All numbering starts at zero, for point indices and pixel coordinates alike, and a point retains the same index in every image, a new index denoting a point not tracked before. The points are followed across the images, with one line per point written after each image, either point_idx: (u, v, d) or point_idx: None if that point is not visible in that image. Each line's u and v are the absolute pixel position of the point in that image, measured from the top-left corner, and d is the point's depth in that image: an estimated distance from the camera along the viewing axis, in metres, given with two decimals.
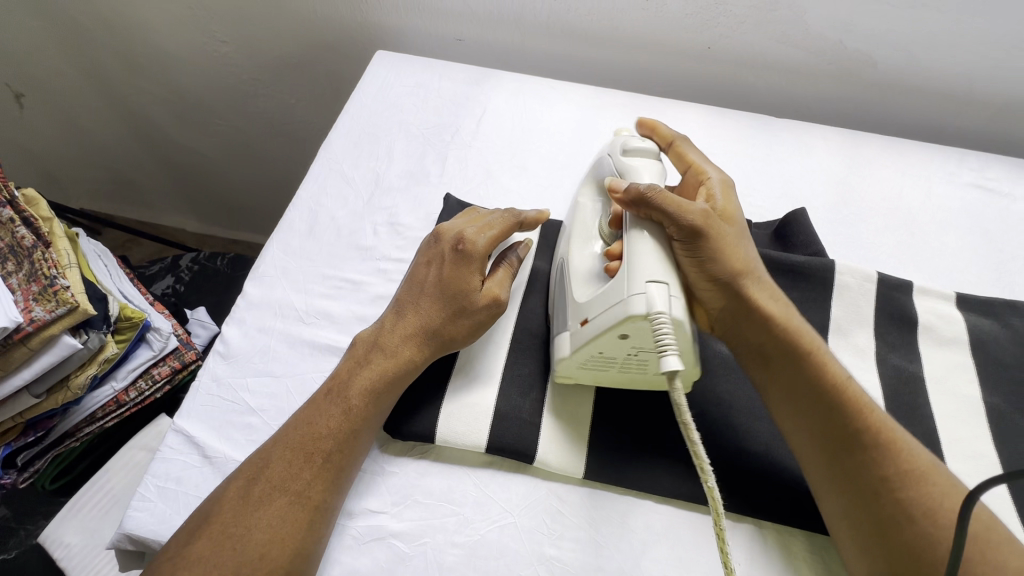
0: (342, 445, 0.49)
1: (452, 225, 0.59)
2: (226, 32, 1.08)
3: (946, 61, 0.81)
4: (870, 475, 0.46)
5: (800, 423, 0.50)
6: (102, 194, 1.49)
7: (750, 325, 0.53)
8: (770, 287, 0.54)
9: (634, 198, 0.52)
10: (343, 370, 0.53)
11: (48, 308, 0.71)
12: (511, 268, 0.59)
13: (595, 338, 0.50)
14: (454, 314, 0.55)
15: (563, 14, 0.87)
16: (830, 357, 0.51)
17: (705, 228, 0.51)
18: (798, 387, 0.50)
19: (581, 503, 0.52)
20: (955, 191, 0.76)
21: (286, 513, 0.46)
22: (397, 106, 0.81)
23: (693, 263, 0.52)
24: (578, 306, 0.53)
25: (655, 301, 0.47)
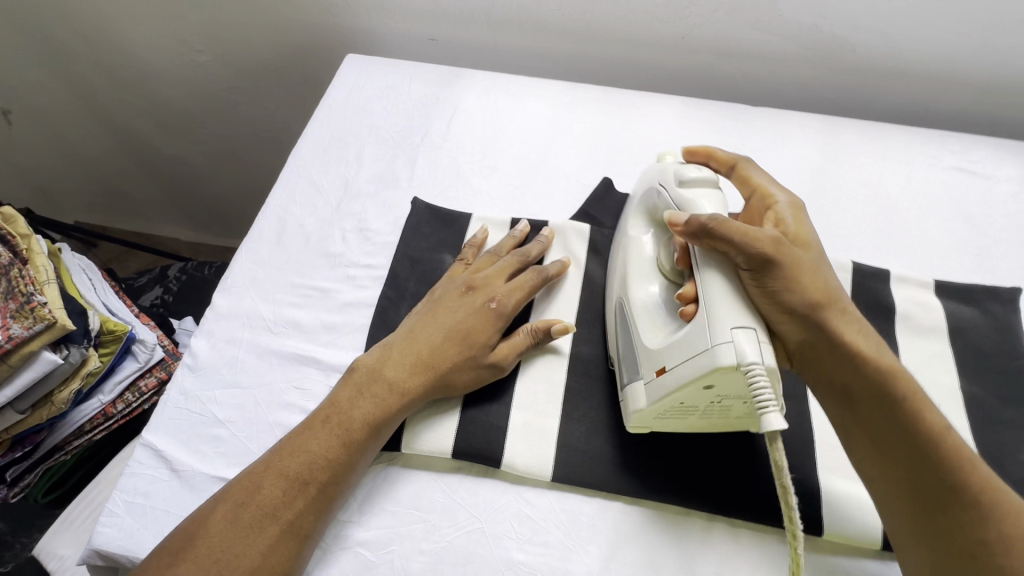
0: (337, 477, 0.49)
1: (481, 278, 0.59)
2: (201, 41, 1.08)
3: (926, 41, 0.79)
4: (967, 537, 0.41)
5: (885, 472, 0.45)
6: (92, 208, 1.50)
7: (835, 360, 0.48)
8: (852, 318, 0.49)
9: (701, 231, 0.48)
10: (342, 397, 0.52)
11: (26, 324, 0.72)
12: (533, 334, 0.57)
13: (672, 387, 0.46)
14: (462, 363, 0.54)
15: (533, 9, 0.86)
16: (930, 405, 0.46)
17: (776, 256, 0.47)
18: (890, 436, 0.45)
19: (550, 507, 0.52)
20: (936, 175, 0.75)
21: (277, 543, 0.45)
22: (367, 110, 0.81)
23: (767, 295, 0.47)
24: (653, 355, 0.49)
25: (745, 351, 0.43)
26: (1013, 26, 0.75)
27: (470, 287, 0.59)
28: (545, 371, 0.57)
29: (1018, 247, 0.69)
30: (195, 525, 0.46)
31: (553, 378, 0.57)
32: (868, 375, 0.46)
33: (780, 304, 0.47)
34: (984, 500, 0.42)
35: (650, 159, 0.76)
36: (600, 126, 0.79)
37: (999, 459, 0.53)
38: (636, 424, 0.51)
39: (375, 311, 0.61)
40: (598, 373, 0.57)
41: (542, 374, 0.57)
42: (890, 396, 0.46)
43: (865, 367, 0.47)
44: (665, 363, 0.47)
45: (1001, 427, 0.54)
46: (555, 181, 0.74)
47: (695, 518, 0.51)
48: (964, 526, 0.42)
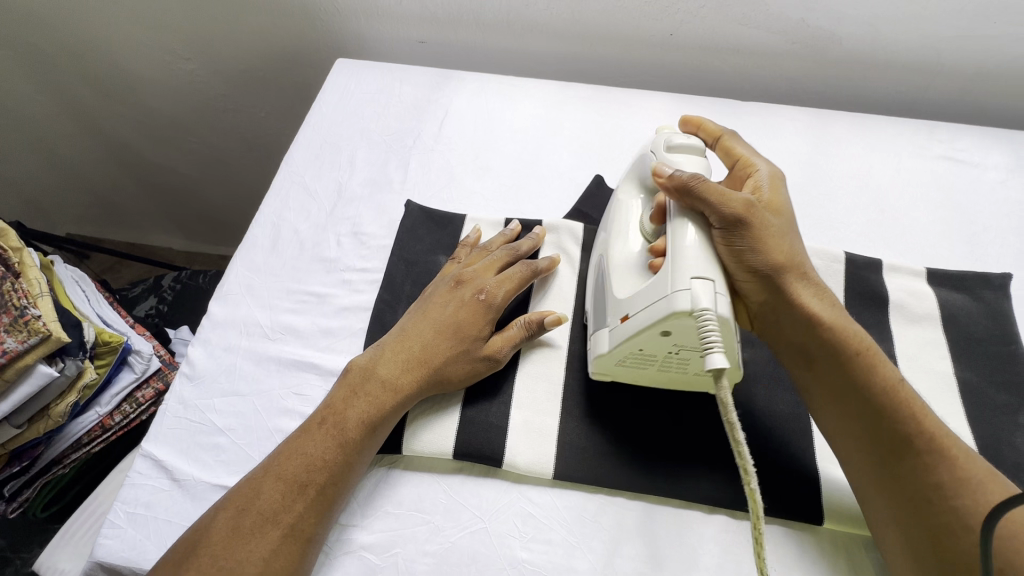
0: (336, 477, 0.49)
1: (470, 271, 0.59)
2: (188, 48, 1.07)
3: (911, 33, 0.79)
4: (922, 484, 0.44)
5: (847, 426, 0.48)
6: (84, 220, 1.48)
7: (791, 323, 0.50)
8: (812, 283, 0.51)
9: (676, 186, 0.49)
10: (336, 399, 0.53)
11: (20, 338, 0.72)
12: (526, 326, 0.57)
13: (637, 337, 0.48)
14: (456, 356, 0.54)
15: (522, 9, 0.86)
16: (880, 358, 0.48)
17: (747, 216, 0.48)
18: (845, 390, 0.48)
19: (553, 505, 0.52)
20: (924, 164, 0.75)
21: (278, 547, 0.45)
22: (358, 113, 0.81)
23: (735, 255, 0.48)
24: (618, 303, 0.51)
25: (700, 298, 0.43)
26: (995, 15, 0.76)
27: (459, 281, 0.59)
28: (543, 370, 0.57)
29: (1007, 233, 0.69)
30: (199, 532, 0.46)
31: (551, 376, 0.57)
32: (834, 334, 0.49)
33: (744, 267, 0.49)
34: (938, 444, 0.44)
35: None
36: (592, 124, 0.80)
37: (995, 443, 0.53)
38: (603, 369, 0.53)
39: (372, 316, 0.61)
40: None
41: (541, 372, 0.57)
42: (847, 350, 0.48)
43: (826, 329, 0.49)
44: (630, 311, 0.49)
45: (996, 411, 0.55)
46: (548, 180, 0.74)
47: (697, 510, 0.52)
48: (921, 471, 0.44)
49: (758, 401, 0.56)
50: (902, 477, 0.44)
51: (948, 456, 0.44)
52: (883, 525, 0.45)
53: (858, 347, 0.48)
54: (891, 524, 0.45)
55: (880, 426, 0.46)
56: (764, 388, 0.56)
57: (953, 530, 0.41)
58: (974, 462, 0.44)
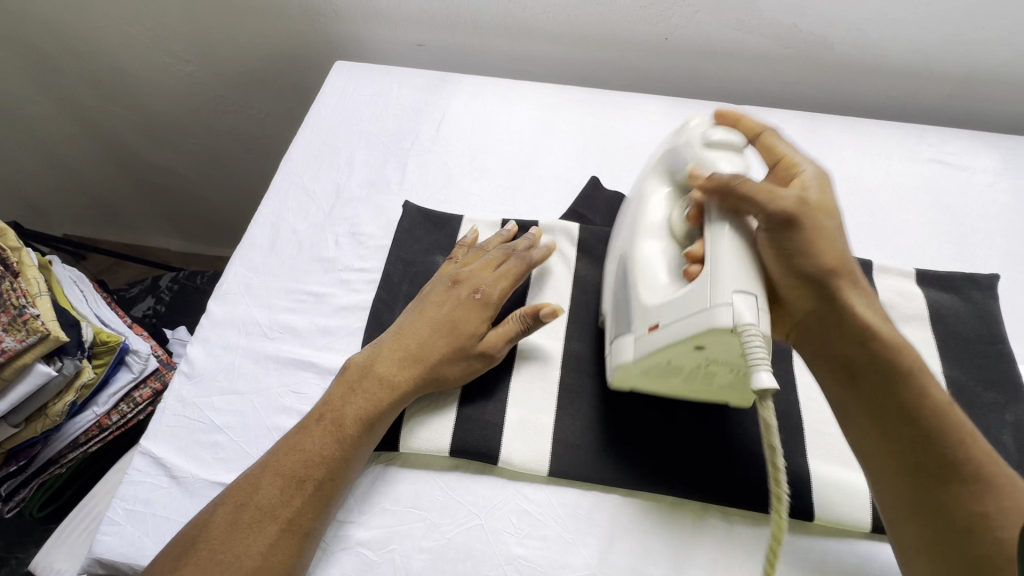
0: (334, 473, 0.50)
1: (467, 271, 0.60)
2: (187, 50, 1.08)
3: (900, 39, 0.81)
4: (967, 511, 0.43)
5: (885, 447, 0.46)
6: (82, 221, 1.49)
7: (841, 331, 0.49)
8: (861, 289, 0.50)
9: (718, 186, 0.50)
10: (334, 396, 0.53)
11: (19, 337, 0.72)
12: (521, 324, 0.57)
13: (670, 347, 0.47)
14: (453, 354, 0.55)
15: (518, 13, 0.88)
16: (928, 372, 0.48)
17: (801, 216, 0.48)
18: (887, 405, 0.47)
19: (548, 502, 0.53)
20: (914, 167, 0.77)
21: (276, 542, 0.46)
22: (356, 115, 0.82)
23: (782, 257, 0.48)
24: (647, 310, 0.50)
25: (744, 313, 0.44)
26: (983, 21, 0.77)
27: (456, 280, 0.60)
28: (538, 368, 0.58)
29: (994, 236, 0.71)
30: (198, 528, 0.46)
31: (546, 375, 0.58)
32: (884, 342, 0.48)
33: (790, 270, 0.49)
34: (981, 470, 0.44)
35: (637, 158, 0.78)
36: (587, 126, 0.81)
37: None
38: (625, 377, 0.52)
39: (370, 316, 0.62)
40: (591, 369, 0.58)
41: (536, 370, 0.58)
42: (901, 357, 0.48)
43: (878, 337, 0.48)
44: (661, 322, 0.48)
45: (983, 410, 0.56)
46: (544, 181, 0.75)
47: (690, 507, 0.52)
48: (965, 496, 0.43)
49: (750, 400, 0.56)
50: (942, 501, 0.44)
51: (994, 485, 0.43)
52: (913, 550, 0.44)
53: (908, 359, 0.47)
54: (920, 542, 0.44)
55: (924, 442, 0.45)
56: None
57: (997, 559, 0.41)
58: (1016, 489, 0.43)
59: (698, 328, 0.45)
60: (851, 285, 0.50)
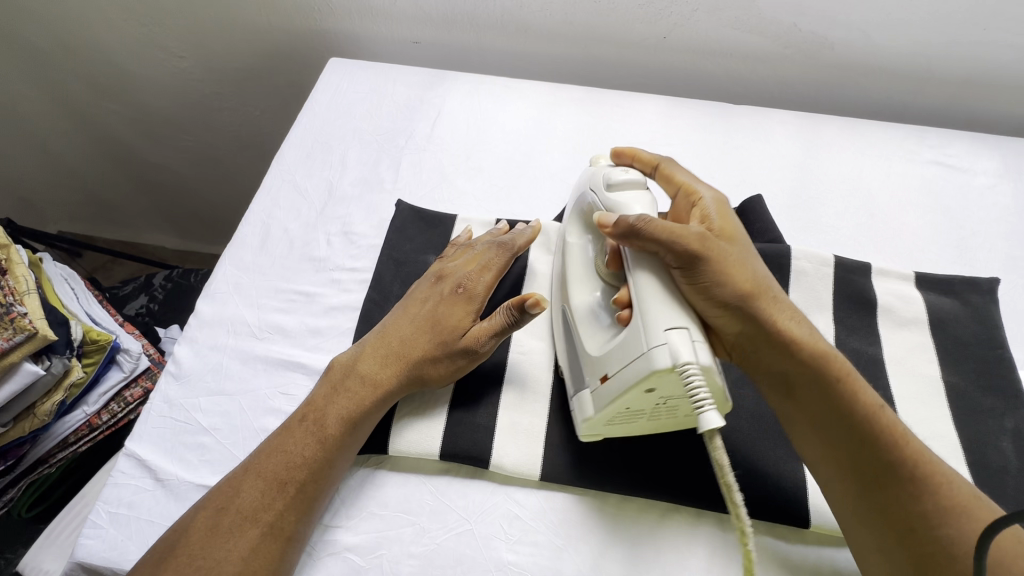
0: (316, 475, 0.49)
1: (452, 267, 0.60)
2: (182, 46, 1.07)
3: (902, 39, 0.80)
4: (908, 510, 0.43)
5: (828, 453, 0.47)
6: (76, 217, 1.48)
7: (770, 353, 0.49)
8: (781, 303, 0.50)
9: (626, 231, 0.48)
10: (317, 397, 0.53)
11: (6, 336, 0.71)
12: (505, 317, 0.54)
13: (621, 397, 0.46)
14: (436, 350, 0.54)
15: (515, 11, 0.87)
16: (859, 382, 0.48)
17: (704, 250, 0.47)
18: (826, 415, 0.47)
19: (539, 507, 0.52)
20: (915, 169, 0.76)
21: (257, 546, 0.45)
22: (350, 113, 0.81)
23: (699, 292, 0.47)
24: (596, 362, 0.49)
25: (680, 350, 0.43)
26: (985, 22, 0.76)
27: (440, 276, 0.59)
28: (531, 371, 0.57)
29: (995, 238, 0.70)
30: (178, 534, 0.45)
31: (539, 377, 0.57)
32: (813, 362, 0.48)
33: (708, 303, 0.47)
34: (919, 471, 0.44)
35: None
36: (584, 126, 0.80)
37: (981, 447, 0.54)
38: (591, 433, 0.51)
39: (360, 316, 0.61)
40: None
41: (528, 373, 0.57)
42: (824, 378, 0.47)
43: (801, 357, 0.48)
44: (609, 369, 0.47)
45: (982, 415, 0.55)
46: (539, 181, 0.74)
47: (684, 513, 0.51)
48: (908, 500, 0.44)
49: (746, 404, 0.55)
50: (891, 514, 0.44)
51: (932, 483, 0.44)
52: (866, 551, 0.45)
53: (837, 372, 0.48)
54: (881, 565, 0.44)
55: (870, 458, 0.45)
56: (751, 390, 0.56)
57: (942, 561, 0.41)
58: (958, 488, 0.44)
59: (639, 369, 0.44)
60: (771, 302, 0.49)
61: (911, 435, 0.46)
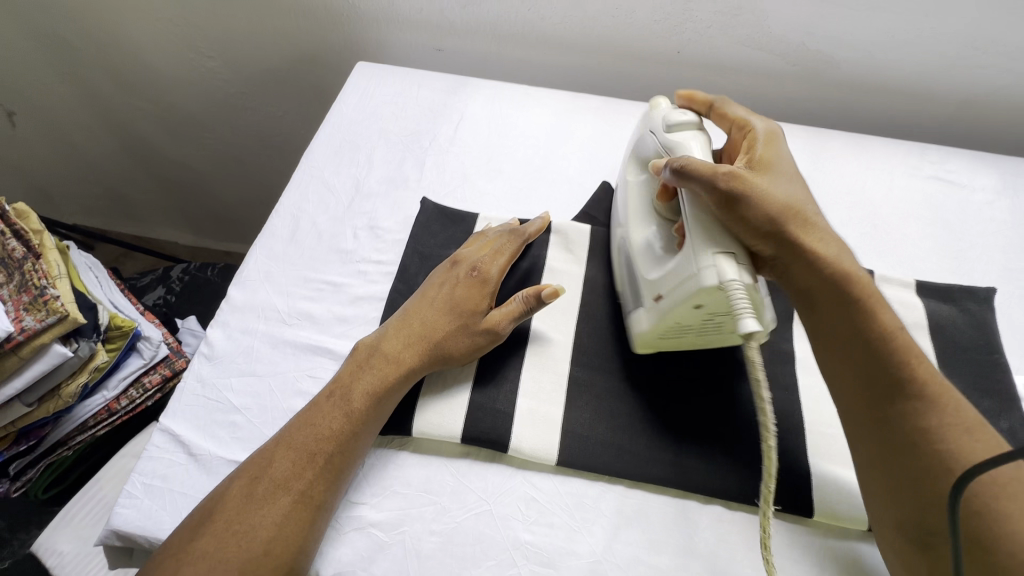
0: (343, 447, 0.51)
1: (467, 252, 0.64)
2: (211, 47, 1.11)
3: (905, 60, 0.84)
4: (909, 428, 0.46)
5: (849, 379, 0.50)
6: (94, 210, 1.51)
7: (805, 271, 0.52)
8: (816, 222, 0.54)
9: (676, 175, 0.53)
10: (344, 375, 0.56)
11: (38, 317, 0.74)
12: (521, 301, 0.59)
13: (678, 311, 0.53)
14: (457, 330, 0.58)
15: (537, 23, 0.90)
16: (882, 306, 0.51)
17: (743, 185, 0.51)
18: (853, 338, 0.50)
19: (555, 491, 0.54)
20: (916, 184, 0.79)
21: (288, 511, 0.48)
22: (376, 114, 0.84)
23: (739, 223, 0.51)
24: (650, 285, 0.55)
25: (726, 271, 0.48)
26: (985, 46, 0.80)
27: (455, 261, 0.63)
28: (549, 362, 0.60)
29: (992, 251, 0.73)
30: (213, 500, 0.48)
31: (556, 368, 0.59)
32: (843, 279, 0.52)
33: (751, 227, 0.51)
34: (927, 391, 0.47)
35: None
36: (600, 133, 0.83)
37: None
38: (644, 342, 0.58)
39: (385, 304, 0.64)
40: (600, 367, 0.60)
41: (546, 364, 0.60)
42: (848, 299, 0.51)
43: (838, 276, 0.52)
44: (664, 294, 0.54)
45: None
46: (557, 184, 0.77)
47: (693, 501, 0.54)
48: (913, 418, 0.46)
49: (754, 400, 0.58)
50: (886, 428, 0.47)
51: (937, 402, 0.46)
52: (867, 473, 0.48)
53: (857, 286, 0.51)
54: (879, 480, 0.47)
55: (888, 382, 0.48)
56: None
57: (934, 474, 0.44)
58: (964, 411, 0.46)
59: (688, 287, 0.51)
60: (804, 219, 0.53)
61: (925, 359, 0.49)
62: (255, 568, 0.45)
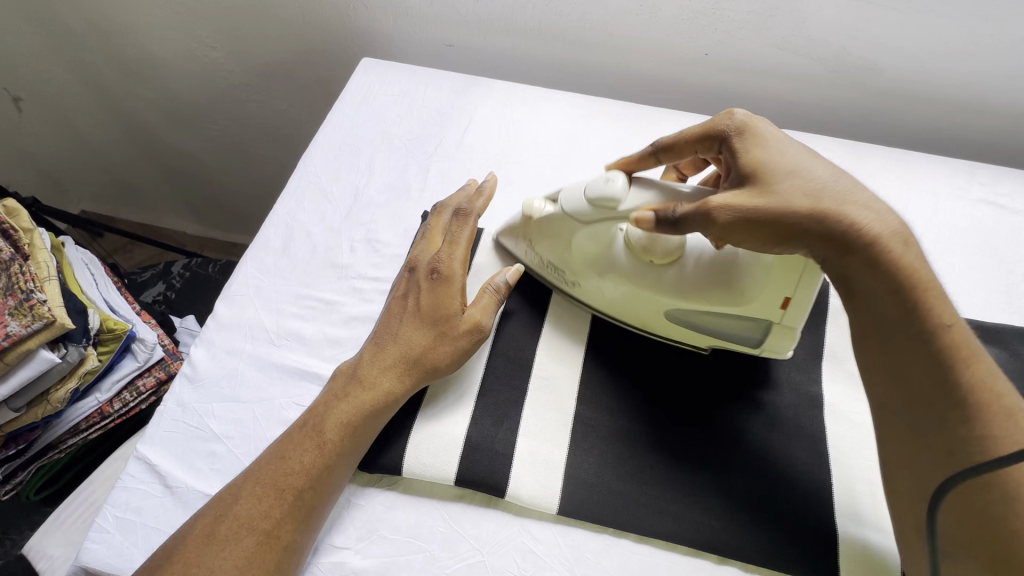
0: (315, 483, 0.47)
1: (421, 253, 0.58)
2: (214, 37, 1.06)
3: (956, 70, 0.77)
4: (944, 434, 0.41)
5: (883, 377, 0.45)
6: (100, 198, 1.49)
7: (852, 269, 0.46)
8: (851, 198, 0.46)
9: (675, 222, 0.48)
10: (319, 404, 0.51)
11: (24, 322, 0.71)
12: (496, 294, 0.56)
13: (806, 296, 0.50)
14: (436, 341, 0.53)
15: (554, 19, 0.84)
16: (933, 296, 0.43)
17: (744, 203, 0.46)
18: (892, 342, 0.44)
19: (554, 542, 0.50)
20: (963, 207, 0.72)
21: (253, 555, 0.44)
22: (380, 115, 0.79)
23: (748, 235, 0.47)
24: (763, 304, 0.51)
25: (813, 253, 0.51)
26: None
27: (412, 267, 0.57)
28: (553, 399, 0.55)
29: None
30: (178, 537, 0.45)
31: (560, 405, 0.55)
32: (886, 269, 0.44)
33: (769, 239, 0.47)
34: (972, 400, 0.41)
35: None
36: (618, 141, 0.77)
37: None
38: (786, 347, 0.54)
39: None
40: (609, 406, 0.55)
41: (549, 401, 0.55)
42: (902, 296, 0.44)
43: (886, 264, 0.44)
44: (783, 295, 0.50)
45: None
46: None
47: (706, 560, 0.49)
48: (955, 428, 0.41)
49: (778, 451, 0.53)
50: (910, 401, 0.43)
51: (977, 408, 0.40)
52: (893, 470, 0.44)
53: (905, 281, 0.44)
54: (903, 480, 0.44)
55: (925, 372, 0.42)
56: (781, 432, 0.54)
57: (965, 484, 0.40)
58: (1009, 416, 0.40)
59: (799, 270, 0.49)
60: (837, 202, 0.46)
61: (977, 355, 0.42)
62: None
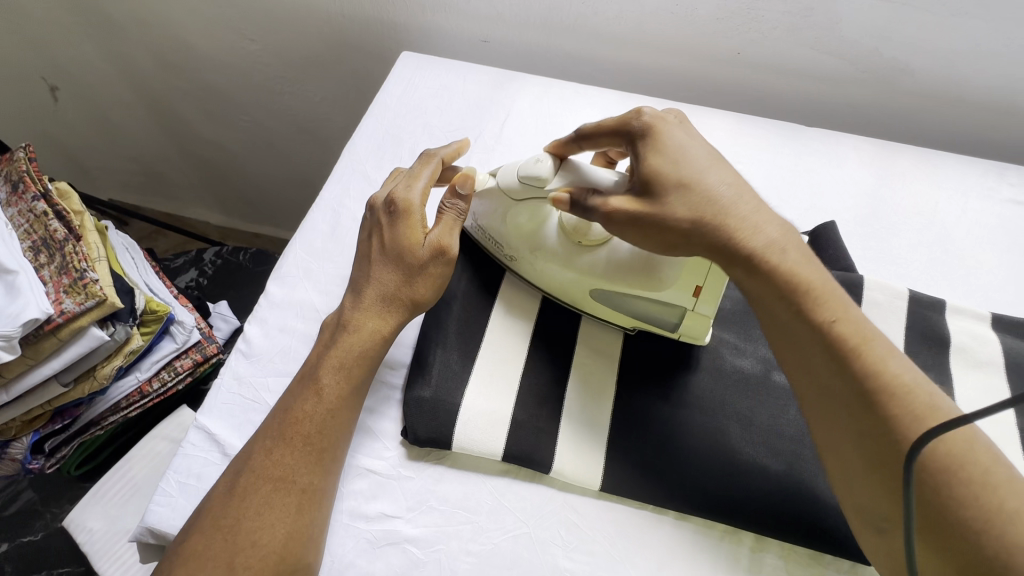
0: (319, 428, 0.50)
1: (382, 192, 0.60)
2: (252, 30, 1.09)
3: (984, 73, 0.78)
4: (864, 420, 0.42)
5: (796, 378, 0.46)
6: (130, 186, 1.53)
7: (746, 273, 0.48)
8: (732, 206, 0.49)
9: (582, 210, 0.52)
10: (313, 356, 0.54)
11: (78, 300, 0.73)
12: (457, 214, 0.57)
13: (716, 286, 0.53)
14: (408, 275, 0.55)
15: (590, 16, 0.86)
16: (820, 292, 0.46)
17: (641, 206, 0.50)
18: (793, 339, 0.46)
19: (596, 516, 0.52)
20: (992, 207, 0.74)
21: (273, 497, 0.47)
22: (421, 107, 0.81)
23: (643, 237, 0.51)
24: (676, 289, 0.54)
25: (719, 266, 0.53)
26: None
27: (372, 206, 0.59)
28: (595, 381, 0.57)
29: None
30: (205, 501, 0.48)
31: (603, 387, 0.57)
32: (771, 272, 0.47)
33: (665, 241, 0.50)
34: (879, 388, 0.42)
35: None
36: None
37: None
38: (702, 333, 0.57)
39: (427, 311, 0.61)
40: (649, 389, 0.57)
41: (591, 384, 0.57)
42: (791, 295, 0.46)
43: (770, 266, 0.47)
44: (695, 283, 0.53)
45: None
46: None
47: (743, 539, 0.52)
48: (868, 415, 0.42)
49: None
50: (818, 396, 0.45)
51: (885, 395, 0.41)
52: (836, 466, 0.44)
53: (788, 282, 0.47)
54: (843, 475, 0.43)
55: (828, 368, 0.44)
56: None
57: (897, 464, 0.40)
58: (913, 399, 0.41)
59: (706, 267, 0.52)
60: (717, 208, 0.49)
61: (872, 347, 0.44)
62: (246, 558, 0.45)
